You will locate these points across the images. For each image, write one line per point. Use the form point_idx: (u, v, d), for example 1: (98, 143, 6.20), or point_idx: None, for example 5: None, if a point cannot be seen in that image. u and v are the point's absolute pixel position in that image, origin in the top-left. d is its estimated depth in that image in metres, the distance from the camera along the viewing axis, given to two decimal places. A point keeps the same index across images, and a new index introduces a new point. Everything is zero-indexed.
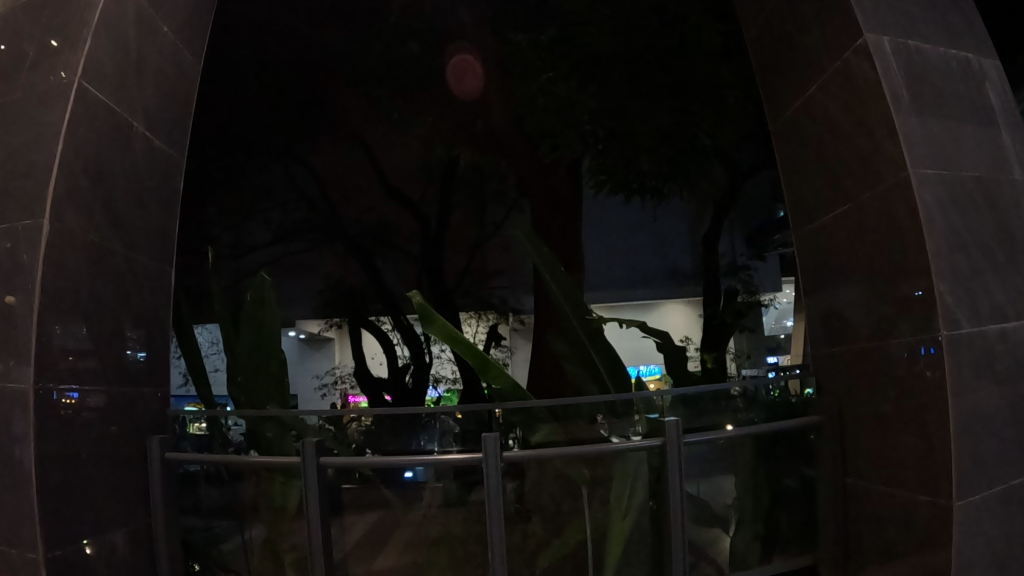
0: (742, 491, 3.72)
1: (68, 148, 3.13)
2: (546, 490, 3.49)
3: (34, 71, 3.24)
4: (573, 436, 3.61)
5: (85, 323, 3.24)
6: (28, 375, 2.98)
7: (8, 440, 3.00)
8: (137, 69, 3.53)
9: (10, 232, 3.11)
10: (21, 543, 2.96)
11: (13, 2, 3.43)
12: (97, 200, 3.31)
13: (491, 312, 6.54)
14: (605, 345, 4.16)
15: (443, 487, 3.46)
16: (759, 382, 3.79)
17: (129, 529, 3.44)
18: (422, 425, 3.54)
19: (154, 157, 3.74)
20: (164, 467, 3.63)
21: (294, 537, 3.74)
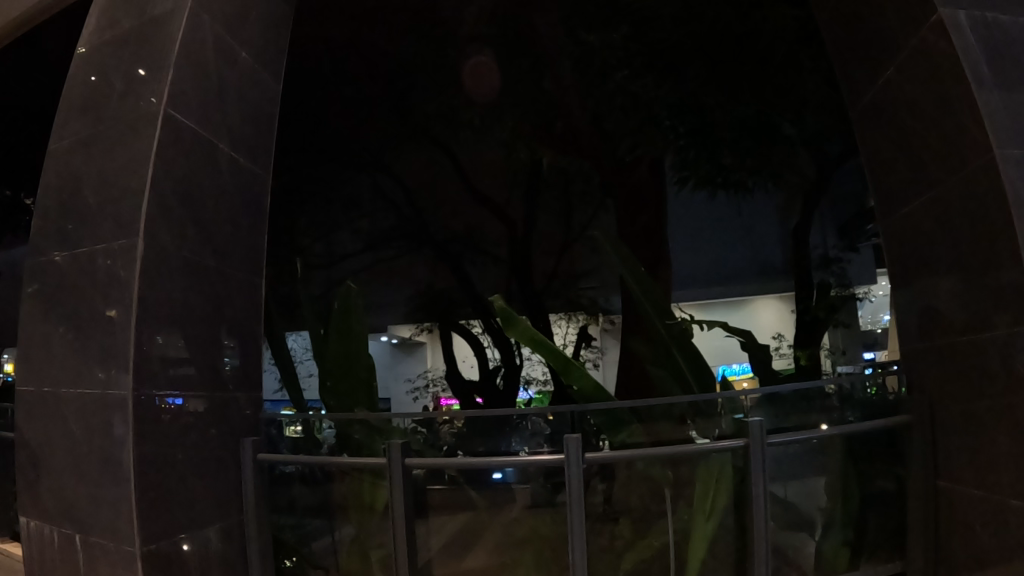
0: (832, 493, 3.57)
1: (160, 172, 3.35)
2: (634, 491, 3.41)
3: (125, 101, 3.50)
4: (658, 437, 3.54)
5: (183, 335, 3.45)
6: (128, 383, 3.22)
7: (114, 444, 3.25)
8: (221, 94, 3.74)
9: (110, 252, 3.36)
10: (121, 538, 3.19)
11: (103, 38, 3.72)
12: (189, 219, 3.52)
13: (581, 314, 7.24)
14: (692, 348, 4.08)
15: (531, 489, 3.44)
16: (854, 380, 3.61)
17: (224, 525, 3.63)
18: (512, 426, 3.49)
19: (241, 176, 3.93)
20: (257, 468, 3.77)
21: (381, 536, 3.82)
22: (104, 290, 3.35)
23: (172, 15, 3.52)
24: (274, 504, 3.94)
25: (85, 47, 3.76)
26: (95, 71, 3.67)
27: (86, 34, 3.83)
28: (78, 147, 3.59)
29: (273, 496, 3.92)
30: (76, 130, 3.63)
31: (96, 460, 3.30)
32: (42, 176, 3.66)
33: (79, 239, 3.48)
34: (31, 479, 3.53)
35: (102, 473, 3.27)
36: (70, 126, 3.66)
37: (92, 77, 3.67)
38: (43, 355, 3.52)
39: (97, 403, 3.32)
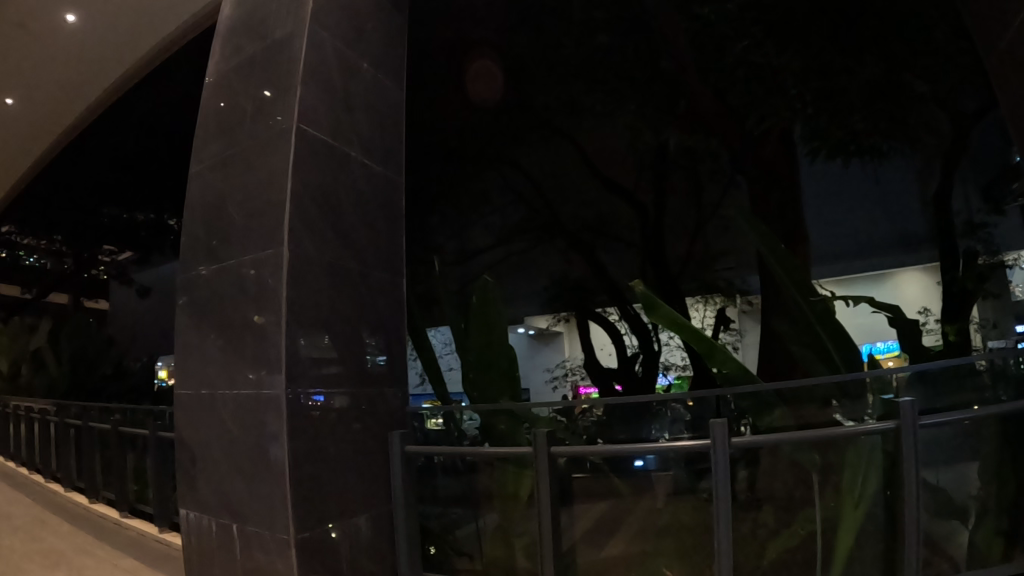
0: (984, 477, 3.30)
1: (296, 181, 3.28)
2: (779, 480, 2.87)
3: (257, 121, 3.53)
4: (804, 420, 2.91)
5: (332, 341, 3.35)
6: (280, 382, 3.10)
7: (270, 435, 3.10)
8: (348, 104, 3.74)
9: (257, 263, 3.30)
10: (274, 526, 3.04)
11: (231, 64, 3.81)
12: (329, 226, 3.45)
13: (717, 296, 8.24)
14: (840, 328, 3.43)
15: (674, 475, 2.87)
16: (1006, 355, 3.33)
17: (373, 514, 3.42)
18: (652, 412, 3.00)
19: (377, 182, 3.88)
20: (404, 459, 3.54)
21: (526, 526, 3.48)
22: (257, 301, 3.26)
23: (291, 38, 3.50)
24: (420, 493, 3.66)
25: (214, 76, 3.89)
26: (225, 96, 3.77)
27: (213, 62, 3.93)
28: (218, 166, 3.64)
29: (423, 485, 3.66)
30: (213, 151, 3.71)
31: (248, 457, 3.18)
32: (187, 196, 3.77)
33: (227, 250, 3.47)
34: (190, 468, 3.50)
35: (257, 467, 3.14)
36: (208, 148, 3.75)
37: (221, 102, 3.78)
38: (198, 360, 3.50)
39: (250, 403, 3.22)
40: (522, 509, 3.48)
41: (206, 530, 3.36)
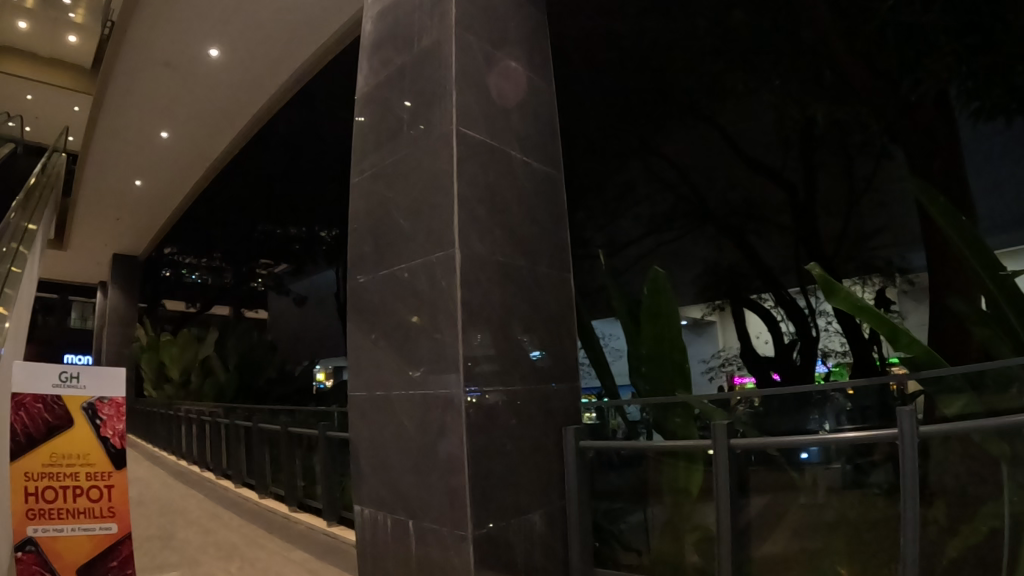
0: None
1: (464, 185, 2.83)
2: (954, 474, 2.17)
3: (413, 127, 3.10)
4: (998, 402, 2.15)
5: (509, 359, 2.89)
6: (456, 383, 2.68)
7: (436, 436, 2.75)
8: (500, 102, 3.18)
9: (417, 270, 2.95)
10: (452, 518, 2.65)
11: (374, 76, 3.46)
12: (499, 228, 2.98)
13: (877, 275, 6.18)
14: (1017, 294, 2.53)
15: (838, 471, 2.36)
16: None
17: (547, 509, 2.97)
18: (810, 402, 2.45)
19: (539, 177, 3.34)
20: (579, 457, 3.07)
21: (698, 518, 2.72)
22: (430, 316, 2.85)
23: (438, 45, 3.03)
24: (588, 489, 3.10)
25: (364, 92, 3.52)
26: (373, 108, 3.41)
27: (363, 79, 3.55)
28: (376, 177, 3.29)
29: (587, 481, 3.09)
30: (369, 163, 3.37)
31: (422, 457, 2.83)
32: (349, 209, 3.44)
33: (392, 254, 3.10)
34: (356, 471, 3.27)
35: (429, 468, 2.79)
36: (366, 157, 3.40)
37: (367, 114, 3.45)
38: (371, 363, 3.18)
39: (427, 408, 2.83)
40: (694, 507, 2.72)
41: (376, 526, 3.09)
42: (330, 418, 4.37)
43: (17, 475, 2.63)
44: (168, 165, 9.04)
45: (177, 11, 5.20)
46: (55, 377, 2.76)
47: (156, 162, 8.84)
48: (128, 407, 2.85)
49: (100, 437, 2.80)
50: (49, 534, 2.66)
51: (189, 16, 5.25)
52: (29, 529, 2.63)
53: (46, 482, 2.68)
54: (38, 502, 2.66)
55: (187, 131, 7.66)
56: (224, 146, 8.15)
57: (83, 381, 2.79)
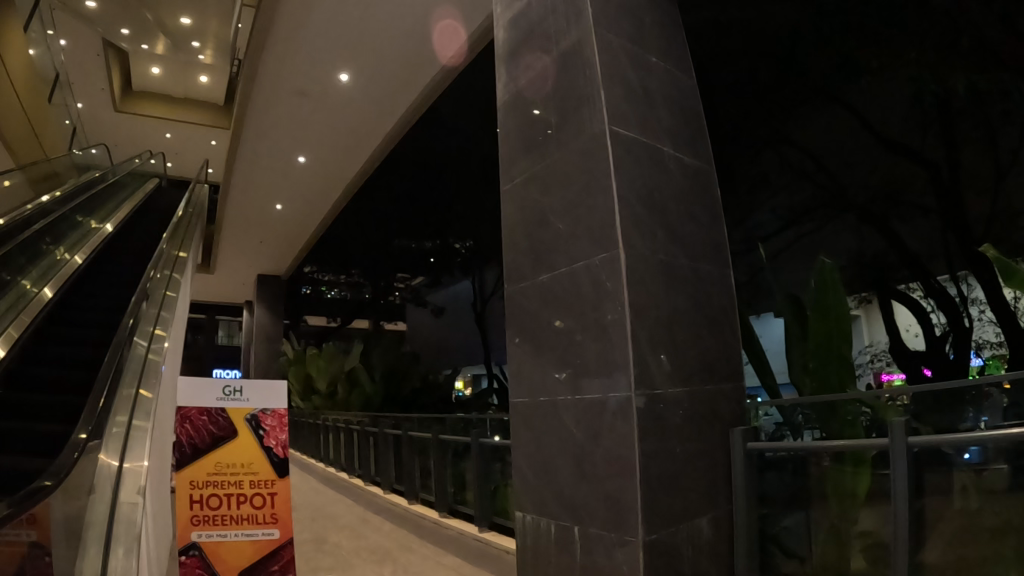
0: None
1: (622, 183, 2.91)
2: None
3: (564, 131, 3.22)
4: None
5: (676, 352, 2.91)
6: (626, 383, 2.73)
7: (590, 441, 2.89)
8: (647, 98, 3.22)
9: (558, 279, 3.18)
10: (619, 523, 2.70)
11: (510, 85, 3.70)
12: (658, 225, 3.02)
13: None
14: None
15: (998, 473, 1.99)
16: None
17: (715, 514, 2.90)
18: (968, 398, 2.15)
19: (692, 173, 3.33)
20: (748, 460, 2.97)
21: (862, 522, 2.55)
22: (583, 324, 3.00)
23: (580, 44, 3.16)
24: (756, 494, 2.97)
25: (503, 98, 3.75)
26: (512, 117, 3.65)
27: (501, 86, 3.80)
28: (532, 181, 3.43)
29: (756, 485, 2.97)
30: (524, 167, 3.52)
31: (596, 459, 2.84)
32: (503, 216, 3.65)
33: (555, 258, 3.22)
34: (521, 469, 3.37)
35: (599, 472, 2.83)
36: (515, 165, 3.60)
37: (520, 114, 3.57)
38: (536, 363, 3.31)
39: (591, 411, 2.90)
40: (860, 510, 2.54)
41: (540, 530, 3.17)
42: (482, 423, 4.45)
43: (185, 483, 3.05)
44: (307, 194, 9.36)
45: (307, 42, 5.46)
46: (220, 391, 3.21)
47: (295, 189, 9.15)
48: (288, 418, 3.29)
49: (265, 446, 3.21)
50: (213, 538, 3.03)
51: (318, 43, 5.49)
52: (193, 534, 3.00)
53: (210, 489, 3.08)
54: (203, 509, 3.05)
55: (323, 155, 7.88)
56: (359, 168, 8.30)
57: (245, 395, 3.24)
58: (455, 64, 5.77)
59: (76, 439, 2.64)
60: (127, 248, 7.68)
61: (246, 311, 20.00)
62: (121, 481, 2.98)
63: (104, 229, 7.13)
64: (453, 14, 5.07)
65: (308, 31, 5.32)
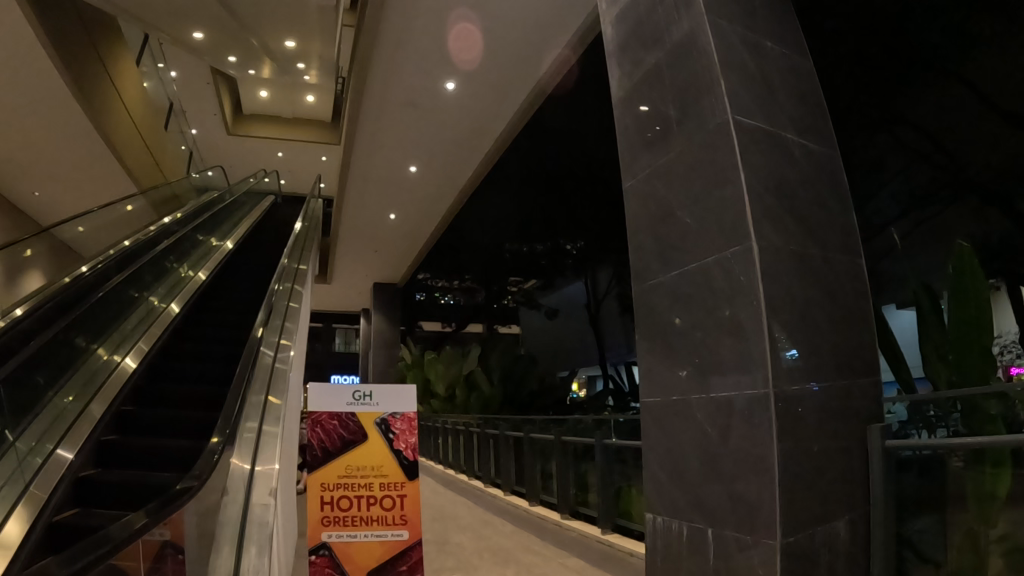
0: None
1: (750, 176, 2.90)
2: None
3: (686, 127, 3.20)
4: None
5: (811, 346, 2.83)
6: (764, 380, 2.72)
7: (719, 440, 2.92)
8: (768, 87, 3.13)
9: (684, 277, 3.23)
10: (754, 524, 2.70)
11: (622, 84, 3.70)
12: (789, 215, 2.95)
13: None
14: None
15: None
16: None
17: (854, 516, 2.78)
18: None
19: (821, 159, 3.18)
20: (886, 460, 2.78)
21: (1006, 522, 2.19)
22: (711, 324, 3.03)
23: (694, 35, 3.14)
24: (895, 497, 2.77)
25: (618, 94, 3.72)
26: (626, 114, 3.66)
27: (614, 82, 3.77)
28: (655, 178, 3.41)
29: (894, 486, 2.77)
30: (647, 163, 3.48)
31: (733, 459, 2.85)
32: (627, 215, 3.63)
33: (683, 255, 3.23)
34: (651, 466, 3.35)
35: (735, 470, 2.83)
36: (638, 161, 3.54)
37: (640, 109, 3.53)
38: (667, 360, 3.32)
39: (725, 410, 2.92)
40: (1002, 511, 2.18)
41: (671, 534, 3.14)
42: (604, 427, 4.35)
43: (317, 485, 3.20)
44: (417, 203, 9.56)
45: (411, 53, 5.58)
46: (350, 397, 3.39)
47: (402, 198, 9.37)
48: (417, 422, 3.39)
49: (395, 450, 3.32)
50: (343, 539, 3.15)
51: (420, 53, 5.59)
52: (324, 535, 3.15)
53: (341, 491, 3.22)
54: (334, 510, 3.19)
55: (433, 163, 8.00)
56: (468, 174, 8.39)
57: (376, 399, 3.39)
58: (556, 68, 5.79)
59: (211, 445, 2.82)
60: (248, 263, 8.09)
61: (362, 318, 20.53)
62: (253, 483, 3.12)
63: (224, 247, 7.53)
64: (553, 15, 5.06)
65: (410, 42, 5.43)
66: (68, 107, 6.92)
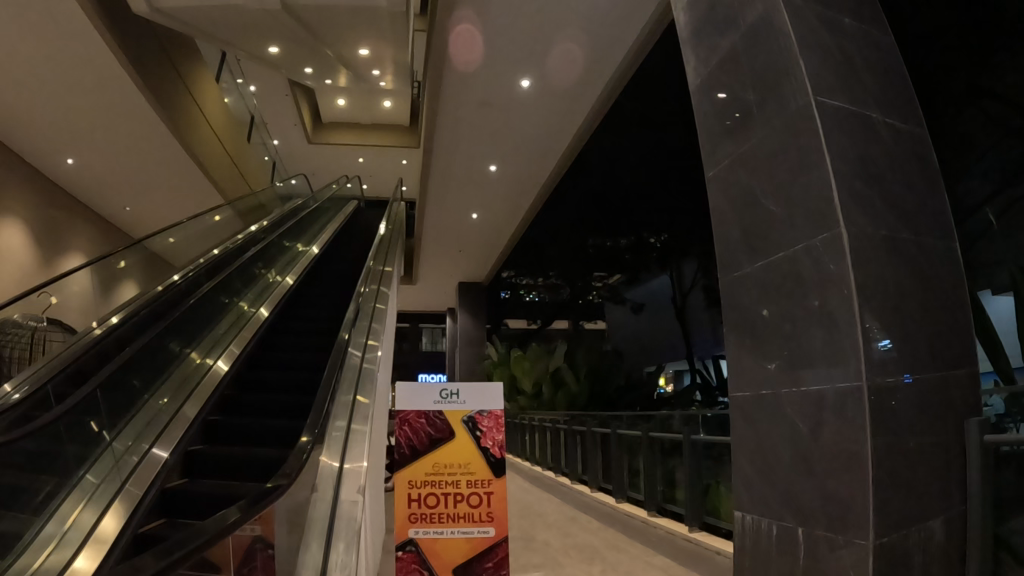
0: None
1: (836, 159, 2.77)
2: None
3: (768, 110, 3.05)
4: None
5: (903, 336, 2.67)
6: (855, 372, 2.60)
7: (812, 435, 2.78)
8: (849, 64, 2.99)
9: (770, 268, 3.05)
10: (847, 523, 2.58)
11: (698, 72, 3.60)
12: (878, 198, 2.80)
13: None
14: None
15: None
16: None
17: (951, 515, 2.61)
18: None
19: (909, 138, 3.01)
20: (986, 456, 2.52)
21: None
22: (796, 314, 2.90)
23: (771, 15, 3.02)
24: (991, 497, 2.48)
25: (695, 83, 3.62)
26: (703, 102, 3.55)
27: (690, 72, 3.67)
28: (734, 166, 3.29)
29: (992, 484, 2.49)
30: (729, 151, 3.32)
31: (823, 456, 2.72)
32: (711, 207, 3.46)
33: (768, 245, 3.06)
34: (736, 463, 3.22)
35: (826, 467, 2.70)
36: (718, 150, 3.41)
37: (720, 96, 3.40)
38: (752, 352, 3.15)
39: (814, 404, 2.79)
40: None
41: (760, 533, 3.00)
42: (691, 420, 4.21)
43: (404, 483, 3.17)
44: (501, 201, 9.62)
45: (488, 56, 5.67)
46: (436, 395, 3.32)
47: (487, 197, 9.44)
48: (505, 419, 3.27)
49: (480, 447, 3.23)
50: (430, 535, 3.09)
51: (496, 56, 5.67)
52: (411, 531, 3.10)
53: (428, 488, 3.17)
54: (420, 507, 3.13)
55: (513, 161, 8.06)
56: (548, 172, 8.40)
57: (462, 397, 3.31)
58: (632, 59, 5.70)
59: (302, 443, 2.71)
60: (338, 267, 8.33)
61: (449, 318, 20.85)
62: (341, 482, 3.19)
63: (310, 250, 7.88)
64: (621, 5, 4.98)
65: (487, 46, 5.52)
66: (156, 127, 7.29)
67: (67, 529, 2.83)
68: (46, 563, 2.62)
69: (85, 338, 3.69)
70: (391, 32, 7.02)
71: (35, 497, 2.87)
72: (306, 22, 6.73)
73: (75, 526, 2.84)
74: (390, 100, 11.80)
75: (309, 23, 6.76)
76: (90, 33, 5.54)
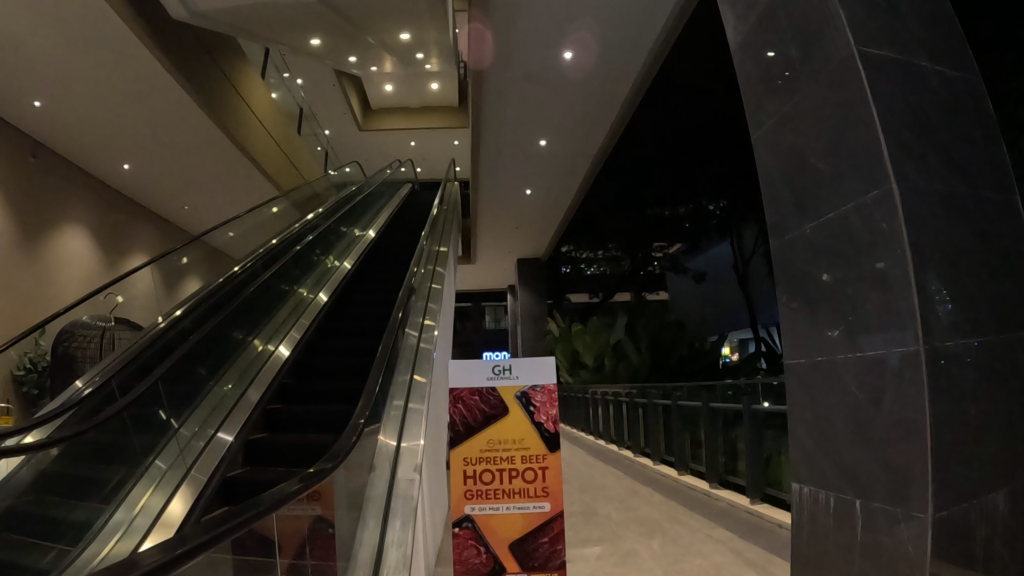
0: None
1: (883, 111, 2.62)
2: None
3: (813, 64, 2.92)
4: None
5: (965, 295, 2.53)
6: (912, 337, 2.47)
7: (872, 404, 2.64)
8: (895, 11, 2.84)
9: (825, 229, 2.90)
10: (906, 500, 2.46)
11: (740, 30, 3.44)
12: (931, 149, 2.65)
13: None
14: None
15: None
16: None
17: (1014, 488, 2.49)
18: None
19: (961, 86, 2.83)
20: None
21: None
22: (856, 276, 2.72)
23: None
24: None
25: (737, 42, 3.49)
26: (746, 60, 3.40)
27: (731, 30, 3.54)
28: (781, 125, 3.15)
29: None
30: (775, 111, 3.19)
31: (881, 427, 2.59)
32: (757, 167, 3.35)
33: (818, 206, 2.94)
34: (796, 436, 3.11)
35: (886, 438, 2.57)
36: (764, 110, 3.28)
37: (765, 53, 3.25)
38: (808, 323, 3.02)
39: (872, 375, 2.65)
40: None
41: (818, 506, 2.91)
42: (752, 391, 4.30)
43: (460, 459, 3.16)
44: (555, 177, 9.60)
45: (517, 38, 5.76)
46: (490, 371, 3.25)
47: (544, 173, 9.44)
48: (558, 394, 3.18)
49: (535, 423, 3.16)
50: (486, 511, 3.09)
51: (524, 36, 5.73)
52: (467, 508, 3.10)
53: (483, 465, 3.14)
54: (476, 484, 3.12)
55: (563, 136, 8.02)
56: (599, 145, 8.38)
57: (515, 372, 3.22)
58: (675, 22, 5.55)
59: (355, 423, 2.62)
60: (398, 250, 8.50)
61: (510, 296, 21.27)
62: (397, 462, 3.27)
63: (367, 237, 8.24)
64: None
65: (514, 31, 5.63)
66: (207, 127, 7.56)
67: (136, 514, 3.19)
68: (114, 550, 2.94)
69: (151, 332, 4.07)
70: (428, 14, 7.07)
71: (108, 485, 3.23)
72: (345, 13, 6.86)
73: (142, 512, 3.20)
74: (436, 82, 12.00)
75: (348, 14, 6.89)
76: (133, 42, 5.81)
